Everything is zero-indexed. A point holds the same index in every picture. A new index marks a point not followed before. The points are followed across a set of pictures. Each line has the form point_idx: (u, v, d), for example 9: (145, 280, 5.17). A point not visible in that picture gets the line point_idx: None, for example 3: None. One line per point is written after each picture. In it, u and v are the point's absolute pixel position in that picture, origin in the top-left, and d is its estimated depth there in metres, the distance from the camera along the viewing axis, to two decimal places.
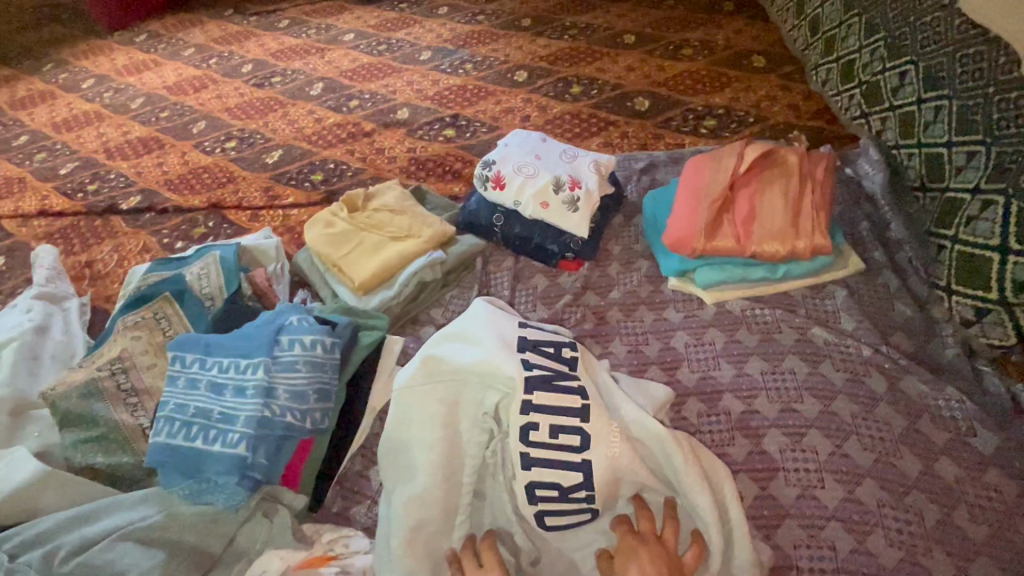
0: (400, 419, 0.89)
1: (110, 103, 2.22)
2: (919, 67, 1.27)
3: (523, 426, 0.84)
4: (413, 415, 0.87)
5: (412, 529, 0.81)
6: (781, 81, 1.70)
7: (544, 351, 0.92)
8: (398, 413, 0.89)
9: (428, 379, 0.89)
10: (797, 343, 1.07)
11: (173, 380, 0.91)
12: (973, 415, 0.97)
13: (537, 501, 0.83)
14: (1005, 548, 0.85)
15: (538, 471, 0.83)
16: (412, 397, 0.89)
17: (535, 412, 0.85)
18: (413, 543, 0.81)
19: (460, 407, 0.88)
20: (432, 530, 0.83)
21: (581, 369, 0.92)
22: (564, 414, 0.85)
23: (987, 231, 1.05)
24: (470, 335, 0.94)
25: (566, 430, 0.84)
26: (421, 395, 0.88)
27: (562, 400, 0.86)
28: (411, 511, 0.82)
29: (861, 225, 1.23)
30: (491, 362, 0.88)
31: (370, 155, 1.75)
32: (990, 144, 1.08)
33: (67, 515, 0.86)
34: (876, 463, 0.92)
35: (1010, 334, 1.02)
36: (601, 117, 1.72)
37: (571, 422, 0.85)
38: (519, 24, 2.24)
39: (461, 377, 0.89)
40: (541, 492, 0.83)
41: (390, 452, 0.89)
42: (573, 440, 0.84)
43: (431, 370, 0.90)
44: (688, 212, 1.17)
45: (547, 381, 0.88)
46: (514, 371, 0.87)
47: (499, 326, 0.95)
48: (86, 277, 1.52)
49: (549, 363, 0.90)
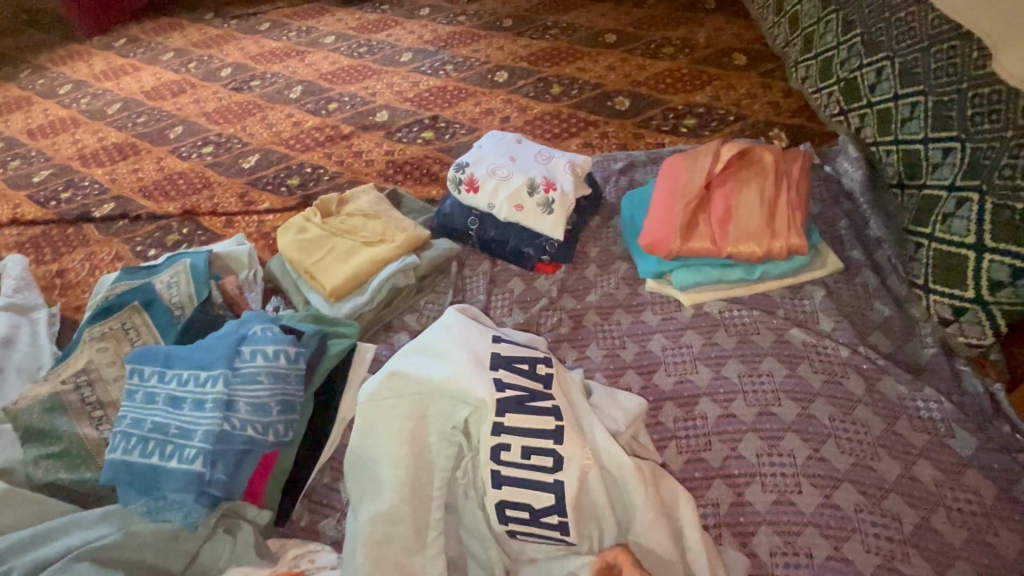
0: (358, 438, 0.86)
1: (87, 109, 2.19)
2: (895, 62, 1.26)
3: (494, 447, 0.82)
4: (375, 434, 0.85)
5: (373, 552, 0.79)
6: (760, 79, 1.68)
7: (518, 367, 0.89)
8: (358, 432, 0.87)
9: (388, 398, 0.86)
10: (775, 344, 1.05)
11: (131, 394, 0.88)
12: (951, 416, 0.95)
13: (507, 522, 0.81)
14: (985, 553, 0.83)
15: (508, 490, 0.81)
16: (372, 416, 0.86)
17: (507, 433, 0.82)
18: (379, 563, 0.78)
19: (427, 422, 0.85)
20: (394, 554, 0.79)
21: (555, 385, 0.89)
22: (537, 435, 0.83)
23: (963, 228, 1.03)
24: (440, 351, 0.91)
25: (537, 451, 0.82)
26: (381, 413, 0.86)
27: (531, 420, 0.84)
28: (371, 533, 0.80)
29: (840, 224, 1.22)
30: (460, 381, 0.85)
31: (348, 159, 1.73)
32: (965, 140, 1.07)
33: (21, 536, 0.83)
34: (854, 467, 0.91)
35: (987, 332, 1.00)
36: (581, 117, 1.70)
37: (542, 443, 0.82)
38: (501, 24, 2.22)
39: (426, 395, 0.86)
40: (511, 512, 0.81)
41: (351, 471, 0.86)
42: (544, 460, 0.81)
43: (391, 388, 0.87)
44: (663, 213, 1.15)
45: (519, 403, 0.84)
46: (484, 392, 0.84)
47: (469, 342, 0.91)
48: (57, 287, 1.49)
49: (523, 385, 0.87)
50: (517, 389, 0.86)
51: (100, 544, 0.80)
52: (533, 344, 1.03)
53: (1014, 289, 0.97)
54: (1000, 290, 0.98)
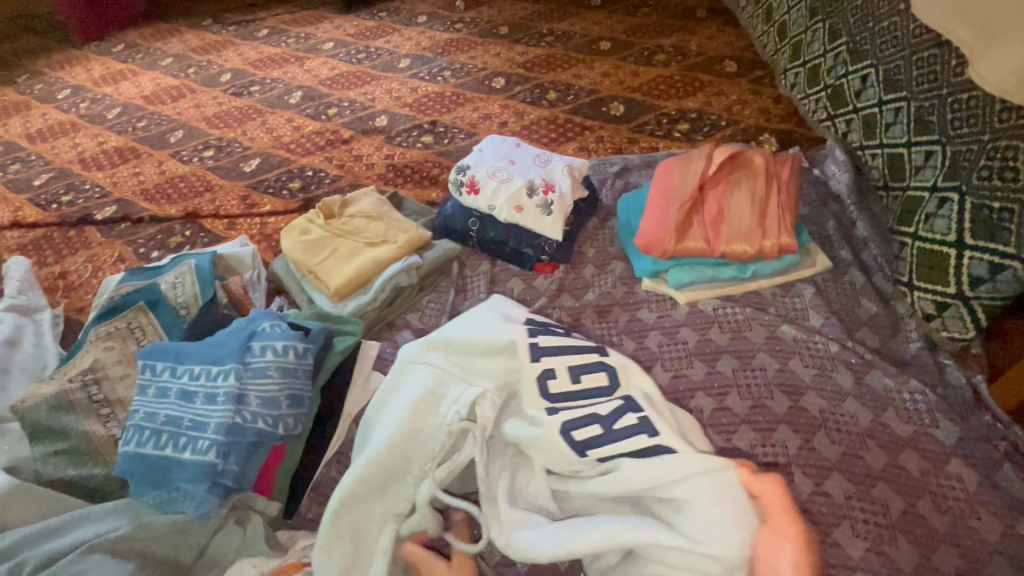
0: (388, 384, 0.96)
1: (86, 113, 2.20)
2: (879, 70, 1.32)
3: (541, 373, 0.92)
4: (413, 377, 0.95)
5: (346, 492, 0.85)
6: (751, 86, 1.73)
7: (555, 329, 1.02)
8: (387, 382, 0.97)
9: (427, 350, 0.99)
10: (767, 340, 1.09)
11: (143, 389, 0.90)
12: (935, 407, 0.99)
13: (578, 442, 0.85)
14: (968, 536, 0.87)
15: (566, 414, 0.88)
16: (411, 363, 0.97)
17: (551, 362, 0.93)
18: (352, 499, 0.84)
19: (482, 365, 0.95)
20: (388, 482, 0.86)
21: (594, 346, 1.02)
22: (583, 367, 0.95)
23: (945, 226, 1.08)
24: (479, 315, 1.04)
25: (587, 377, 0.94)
26: (417, 363, 0.97)
27: (572, 359, 0.96)
28: (389, 449, 0.86)
29: (828, 224, 1.26)
30: (495, 330, 0.98)
31: (349, 162, 1.76)
32: (946, 144, 1.12)
33: (34, 529, 0.85)
34: (843, 456, 0.94)
35: (968, 326, 1.05)
36: (576, 122, 1.74)
37: (592, 376, 0.94)
38: (498, 32, 2.26)
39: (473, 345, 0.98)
40: (575, 431, 0.86)
41: (370, 417, 0.95)
42: (601, 385, 0.93)
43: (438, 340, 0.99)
44: (658, 214, 1.19)
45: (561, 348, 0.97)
46: (516, 334, 0.96)
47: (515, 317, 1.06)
48: (60, 288, 1.51)
49: (563, 341, 0.98)
50: (555, 338, 0.98)
51: (114, 536, 0.83)
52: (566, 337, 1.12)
53: (993, 285, 1.01)
54: (980, 286, 1.02)
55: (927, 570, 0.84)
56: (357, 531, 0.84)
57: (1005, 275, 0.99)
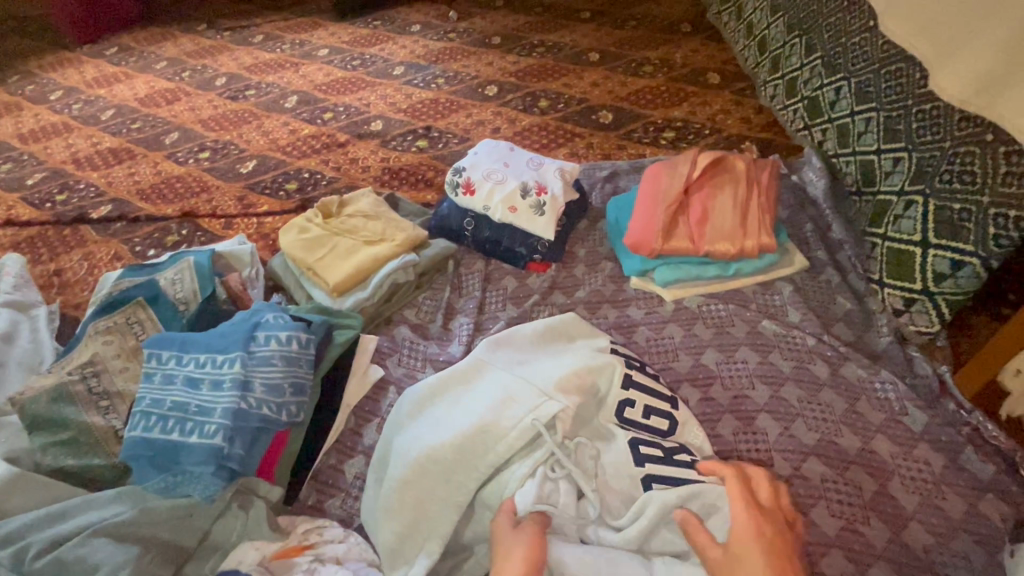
0: (465, 365, 0.98)
1: (79, 114, 2.21)
2: (852, 82, 1.40)
3: (624, 399, 0.94)
4: (493, 381, 0.94)
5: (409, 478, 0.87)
6: (733, 97, 1.81)
7: (634, 363, 1.02)
8: (463, 364, 0.99)
9: (510, 347, 1.02)
10: (749, 335, 1.15)
11: (150, 376, 0.94)
12: (904, 396, 1.05)
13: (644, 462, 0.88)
14: (934, 515, 0.93)
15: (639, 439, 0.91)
16: (495, 364, 0.98)
17: (635, 392, 0.96)
18: (409, 486, 0.87)
19: (582, 377, 0.94)
20: (459, 464, 0.87)
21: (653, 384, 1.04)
22: (657, 400, 0.97)
23: (912, 227, 1.15)
24: (564, 338, 1.05)
25: (657, 416, 0.96)
26: (503, 358, 0.99)
27: (654, 401, 0.97)
28: (476, 432, 0.88)
29: (805, 227, 1.33)
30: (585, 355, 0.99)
31: (345, 165, 1.80)
32: (912, 151, 1.20)
33: (36, 514, 0.86)
34: (820, 442, 1.00)
35: (933, 320, 1.12)
36: (567, 129, 1.80)
37: (661, 410, 0.97)
38: (490, 42, 2.33)
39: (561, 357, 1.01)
40: (644, 449, 0.89)
41: (440, 394, 0.96)
42: (661, 423, 0.95)
43: (522, 341, 1.03)
44: (646, 215, 1.25)
45: (647, 389, 0.97)
46: (612, 359, 0.98)
47: (591, 337, 1.06)
48: (55, 285, 1.52)
49: (645, 380, 0.99)
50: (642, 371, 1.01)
51: (116, 521, 0.84)
52: None
53: (954, 280, 1.08)
54: (943, 281, 1.10)
55: (897, 546, 0.90)
56: (418, 506, 0.87)
57: (966, 271, 1.06)
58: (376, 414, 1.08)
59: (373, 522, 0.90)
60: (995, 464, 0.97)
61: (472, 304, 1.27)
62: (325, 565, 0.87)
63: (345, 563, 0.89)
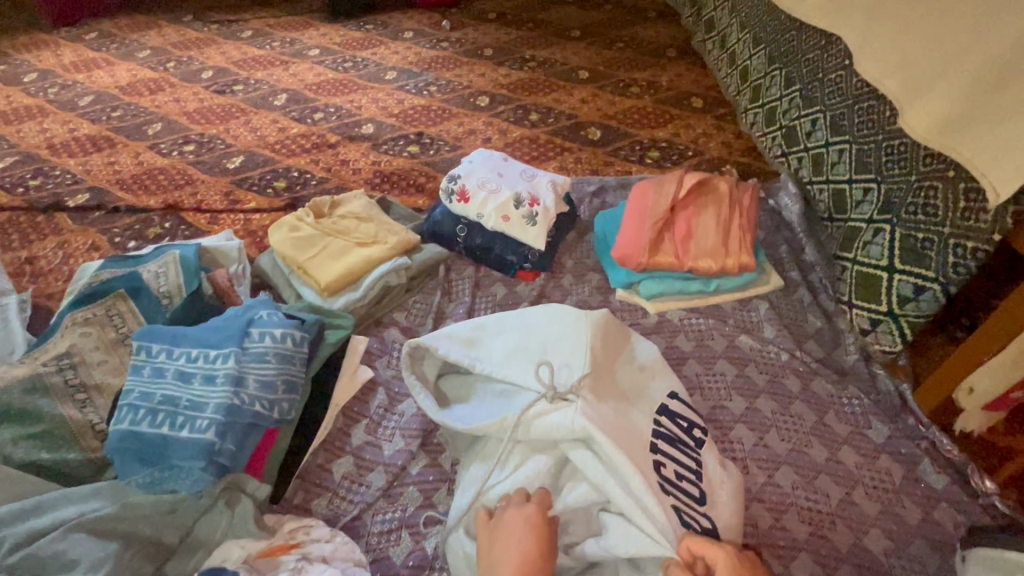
0: (519, 344, 0.97)
1: (56, 99, 2.14)
2: (827, 115, 1.48)
3: (654, 460, 0.86)
4: (494, 368, 0.95)
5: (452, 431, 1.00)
6: (714, 121, 1.90)
7: (680, 422, 0.95)
8: (519, 332, 0.99)
9: (556, 332, 0.96)
10: (727, 349, 1.21)
11: (139, 369, 0.95)
12: (869, 410, 1.13)
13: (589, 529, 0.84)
14: (894, 521, 0.99)
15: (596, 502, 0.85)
16: (506, 349, 0.97)
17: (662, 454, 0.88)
18: (454, 443, 1.00)
19: (615, 422, 0.85)
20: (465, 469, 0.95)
21: (705, 447, 0.94)
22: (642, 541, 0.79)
23: (879, 253, 1.24)
24: (608, 350, 0.96)
25: (688, 479, 0.87)
26: (498, 406, 0.93)
27: (686, 506, 0.84)
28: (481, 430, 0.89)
29: (781, 248, 1.41)
30: (602, 381, 0.91)
31: (335, 166, 1.80)
32: (880, 182, 1.29)
33: (11, 508, 0.83)
34: (791, 452, 1.06)
35: (896, 340, 1.20)
36: (557, 143, 1.86)
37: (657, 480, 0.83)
38: (482, 53, 2.37)
39: (613, 382, 0.94)
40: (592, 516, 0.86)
41: (480, 350, 0.99)
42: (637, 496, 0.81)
43: (565, 336, 0.95)
44: (633, 231, 1.29)
45: (671, 441, 0.91)
46: (657, 397, 0.96)
47: (632, 363, 0.99)
48: (27, 273, 1.46)
49: (677, 451, 0.90)
50: (684, 409, 0.98)
51: (96, 517, 0.83)
52: (656, 366, 1.01)
53: (917, 304, 1.16)
54: (907, 304, 1.18)
55: (859, 551, 0.96)
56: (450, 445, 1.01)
57: (927, 296, 1.15)
58: (365, 415, 1.11)
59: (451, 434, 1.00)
60: (949, 476, 1.04)
61: (462, 310, 1.29)
62: (313, 565, 0.86)
63: (333, 562, 0.89)
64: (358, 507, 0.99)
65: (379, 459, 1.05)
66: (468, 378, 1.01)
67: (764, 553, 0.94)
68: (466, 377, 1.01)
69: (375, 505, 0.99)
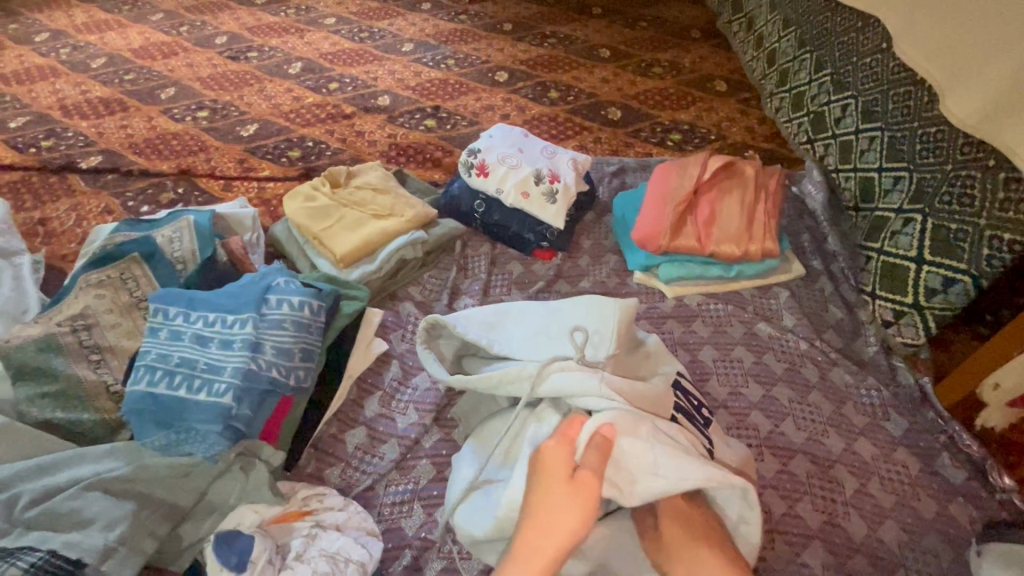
0: (539, 325, 0.96)
1: (68, 59, 2.11)
2: (859, 101, 1.44)
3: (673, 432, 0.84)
4: (511, 345, 0.95)
5: (465, 408, 0.99)
6: (739, 105, 1.86)
7: (691, 399, 0.94)
8: (540, 315, 0.98)
9: (582, 309, 0.95)
10: (745, 335, 1.20)
11: (155, 331, 0.94)
12: (888, 402, 1.11)
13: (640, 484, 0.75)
14: (909, 514, 0.98)
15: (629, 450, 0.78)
16: (524, 329, 0.96)
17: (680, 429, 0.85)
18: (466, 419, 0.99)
19: (637, 395, 0.82)
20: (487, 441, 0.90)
21: (714, 427, 0.93)
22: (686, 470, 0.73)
23: (908, 243, 1.21)
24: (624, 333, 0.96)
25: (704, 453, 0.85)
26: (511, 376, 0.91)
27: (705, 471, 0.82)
28: (488, 382, 0.89)
29: (803, 236, 1.39)
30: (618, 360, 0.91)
31: (350, 137, 1.77)
32: (913, 171, 1.26)
33: (28, 465, 0.84)
34: (807, 441, 1.05)
35: (920, 334, 1.18)
36: (576, 121, 1.82)
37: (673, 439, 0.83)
38: (502, 28, 2.31)
39: (628, 364, 0.94)
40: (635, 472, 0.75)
41: (501, 328, 0.98)
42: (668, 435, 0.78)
43: (588, 315, 0.94)
44: (655, 212, 1.26)
45: (689, 416, 0.89)
46: (668, 372, 0.97)
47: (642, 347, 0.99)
48: (39, 235, 1.45)
49: (696, 427, 0.88)
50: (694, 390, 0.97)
51: (113, 477, 0.83)
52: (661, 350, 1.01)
53: (945, 296, 1.14)
54: (934, 297, 1.16)
55: (873, 542, 0.95)
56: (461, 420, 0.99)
57: (957, 288, 1.12)
58: (378, 387, 1.10)
59: (464, 411, 0.99)
60: (967, 470, 1.04)
61: (477, 287, 1.28)
62: (325, 532, 0.87)
63: (345, 530, 0.89)
64: (371, 478, 0.99)
65: (392, 431, 1.05)
66: (486, 356, 1.00)
67: (775, 539, 0.94)
68: (484, 356, 1.00)
69: (388, 476, 0.99)
